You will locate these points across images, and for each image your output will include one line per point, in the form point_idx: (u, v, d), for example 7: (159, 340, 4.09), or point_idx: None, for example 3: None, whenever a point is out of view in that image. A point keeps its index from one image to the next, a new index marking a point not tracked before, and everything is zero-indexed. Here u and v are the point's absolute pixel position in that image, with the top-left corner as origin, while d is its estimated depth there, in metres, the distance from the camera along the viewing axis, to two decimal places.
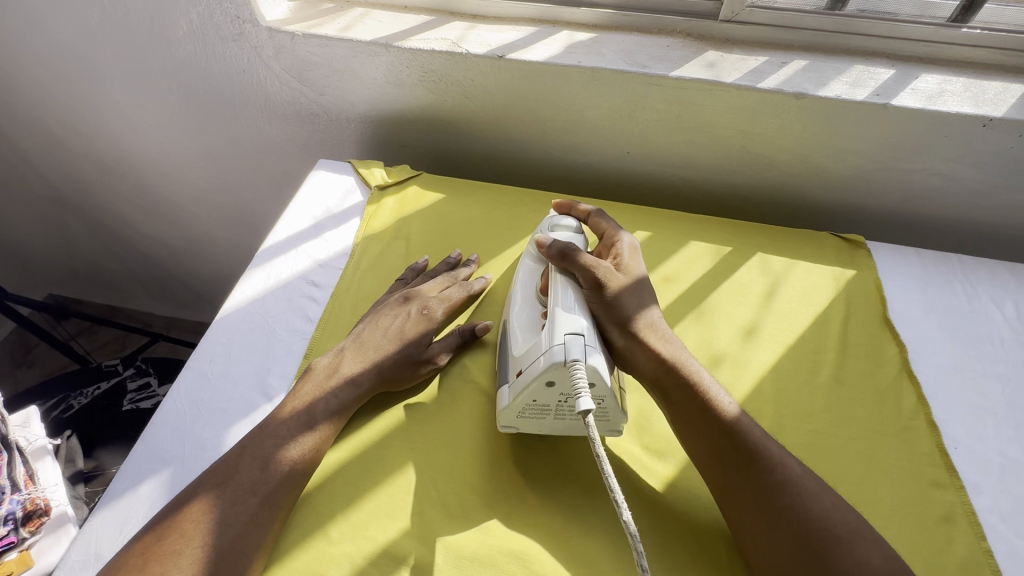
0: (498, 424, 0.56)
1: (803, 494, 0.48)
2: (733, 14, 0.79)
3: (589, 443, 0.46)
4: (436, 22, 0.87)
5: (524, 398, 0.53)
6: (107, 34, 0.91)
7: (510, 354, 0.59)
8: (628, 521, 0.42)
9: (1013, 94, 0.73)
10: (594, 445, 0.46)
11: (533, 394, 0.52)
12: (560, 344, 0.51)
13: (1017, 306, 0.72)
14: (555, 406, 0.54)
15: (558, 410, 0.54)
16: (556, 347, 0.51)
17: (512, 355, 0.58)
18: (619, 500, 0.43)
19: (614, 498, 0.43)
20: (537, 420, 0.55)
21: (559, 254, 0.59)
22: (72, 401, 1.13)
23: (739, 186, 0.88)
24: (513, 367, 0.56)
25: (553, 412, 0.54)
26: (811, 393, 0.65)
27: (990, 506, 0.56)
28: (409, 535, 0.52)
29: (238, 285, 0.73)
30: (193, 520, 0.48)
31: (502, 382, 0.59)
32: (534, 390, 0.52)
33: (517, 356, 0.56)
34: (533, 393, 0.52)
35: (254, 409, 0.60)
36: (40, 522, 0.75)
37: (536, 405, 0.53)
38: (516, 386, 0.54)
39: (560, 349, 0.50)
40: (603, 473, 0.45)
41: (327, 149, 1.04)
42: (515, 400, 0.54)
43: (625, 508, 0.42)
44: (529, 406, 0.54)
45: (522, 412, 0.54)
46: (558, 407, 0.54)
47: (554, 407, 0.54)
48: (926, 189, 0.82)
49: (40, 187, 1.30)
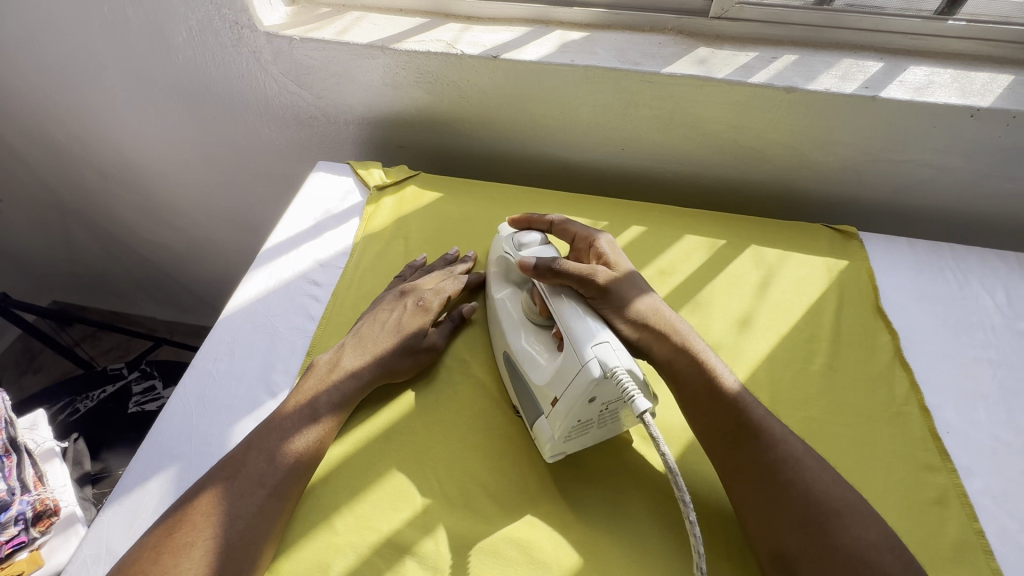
0: (546, 456, 0.55)
1: (804, 471, 0.49)
2: (723, 10, 0.81)
3: (653, 443, 0.47)
4: (431, 24, 0.88)
5: (570, 420, 0.52)
6: (108, 42, 0.92)
7: (530, 383, 0.57)
8: (691, 517, 0.45)
9: (1000, 84, 0.74)
10: (659, 446, 0.47)
11: (576, 413, 0.52)
12: (593, 358, 0.50)
13: (1008, 292, 0.74)
14: (598, 418, 0.53)
15: (601, 420, 0.54)
16: (590, 362, 0.50)
17: (535, 384, 0.56)
18: (686, 497, 0.45)
19: (682, 497, 0.45)
20: (584, 436, 0.55)
21: (549, 271, 0.58)
22: (78, 404, 1.15)
23: (732, 180, 0.89)
24: (542, 397, 0.55)
25: (597, 424, 0.54)
26: (806, 380, 0.66)
27: (982, 488, 0.57)
28: (413, 525, 0.53)
29: (241, 286, 0.74)
30: (203, 512, 0.49)
31: (524, 407, 0.58)
32: (577, 410, 0.51)
33: (543, 385, 0.55)
34: (577, 413, 0.51)
35: (259, 406, 0.62)
36: (50, 522, 0.77)
37: (580, 423, 0.53)
38: (556, 413, 0.52)
39: (595, 362, 0.50)
40: (675, 478, 0.46)
41: (326, 151, 1.05)
42: (560, 426, 0.53)
43: (689, 504, 0.45)
44: (574, 427, 0.53)
45: (569, 435, 0.53)
46: (600, 418, 0.53)
47: (597, 419, 0.53)
48: (917, 180, 0.83)
49: (44, 195, 1.32)
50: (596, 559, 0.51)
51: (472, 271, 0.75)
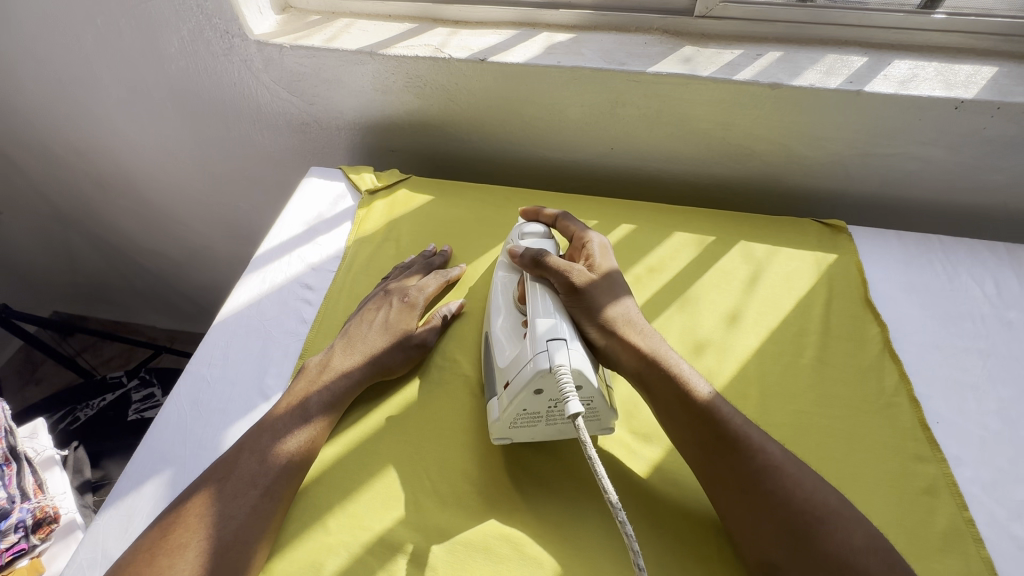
0: (491, 437, 0.56)
1: (786, 479, 0.49)
2: (708, 10, 0.81)
3: (581, 447, 0.46)
4: (420, 29, 0.89)
5: (514, 408, 0.53)
6: (102, 54, 0.94)
7: (494, 365, 0.59)
8: (623, 519, 0.42)
9: (984, 76, 0.75)
10: (587, 450, 0.46)
11: (522, 404, 0.53)
12: (544, 351, 0.52)
13: (997, 283, 0.74)
14: (546, 412, 0.54)
15: (549, 416, 0.54)
16: (541, 355, 0.51)
17: (497, 366, 0.58)
18: (615, 502, 0.43)
19: (611, 499, 0.43)
20: (530, 428, 0.55)
21: (533, 262, 0.61)
22: (78, 413, 1.18)
23: (720, 176, 0.90)
24: (498, 380, 0.57)
25: (545, 419, 0.54)
26: (795, 373, 0.66)
27: (972, 477, 0.57)
28: (403, 524, 0.53)
29: (235, 290, 0.75)
30: (195, 514, 0.50)
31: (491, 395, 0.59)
32: (522, 400, 0.52)
33: (501, 369, 0.57)
34: (522, 402, 0.53)
35: (253, 409, 0.62)
36: (50, 530, 0.78)
37: (526, 413, 0.54)
38: (504, 398, 0.54)
39: (545, 356, 0.51)
40: (597, 475, 0.45)
41: (319, 157, 1.06)
42: (504, 412, 0.54)
43: (620, 507, 0.42)
44: (520, 416, 0.54)
45: (513, 423, 0.54)
46: (548, 414, 0.54)
47: (545, 414, 0.54)
48: (905, 172, 0.83)
49: (43, 205, 1.33)
50: (585, 555, 0.51)
51: (457, 266, 0.77)
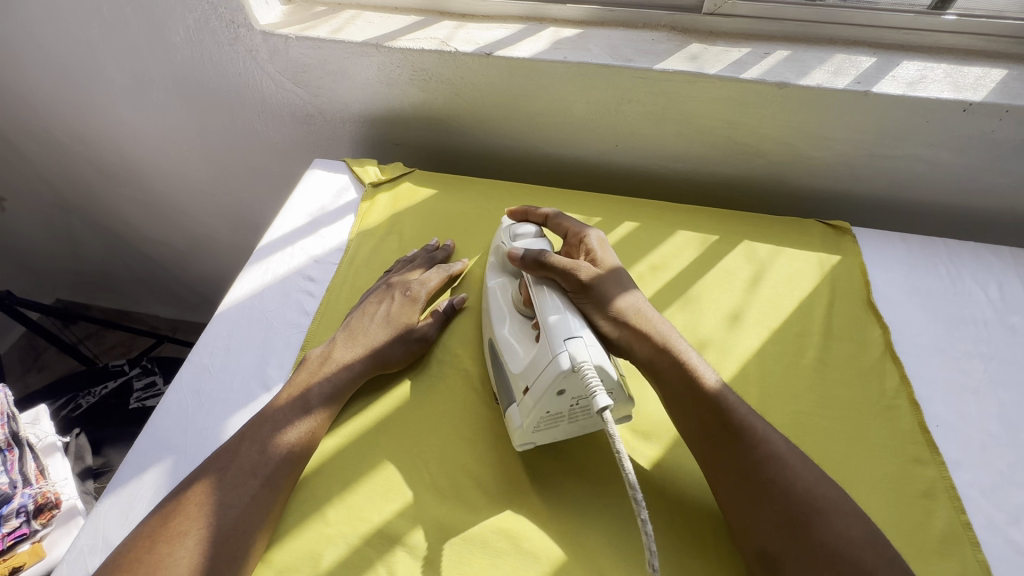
0: (515, 444, 0.56)
1: (785, 470, 0.49)
2: (716, 7, 0.81)
3: (610, 441, 0.46)
4: (426, 22, 0.89)
5: (539, 410, 0.53)
6: (107, 42, 0.94)
7: (507, 370, 0.58)
8: (644, 516, 0.42)
9: (993, 78, 0.74)
10: (615, 443, 0.46)
11: (545, 405, 0.52)
12: (564, 351, 0.51)
13: (1001, 287, 0.74)
14: (569, 411, 0.54)
15: (571, 415, 0.54)
16: (560, 355, 0.51)
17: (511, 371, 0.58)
18: (639, 496, 0.42)
19: (635, 496, 0.42)
20: (553, 428, 0.55)
21: (536, 263, 0.60)
22: (80, 400, 1.18)
23: (725, 175, 0.90)
24: (516, 384, 0.56)
25: (567, 418, 0.55)
26: (796, 374, 0.66)
27: (970, 480, 0.57)
28: (403, 516, 0.54)
29: (237, 281, 0.75)
30: (195, 502, 0.50)
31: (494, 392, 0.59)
32: (546, 401, 0.52)
33: (517, 372, 0.56)
34: (546, 404, 0.52)
35: (254, 399, 0.62)
36: (51, 515, 0.78)
37: (549, 415, 0.54)
38: (526, 402, 0.53)
39: (565, 355, 0.51)
40: (625, 468, 0.44)
41: (323, 149, 1.06)
42: (528, 416, 0.54)
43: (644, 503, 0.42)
44: (543, 418, 0.54)
45: (537, 426, 0.54)
46: (571, 412, 0.54)
47: (568, 413, 0.54)
48: (911, 174, 0.83)
49: (47, 192, 1.34)
50: (583, 551, 0.51)
51: (458, 261, 0.77)
